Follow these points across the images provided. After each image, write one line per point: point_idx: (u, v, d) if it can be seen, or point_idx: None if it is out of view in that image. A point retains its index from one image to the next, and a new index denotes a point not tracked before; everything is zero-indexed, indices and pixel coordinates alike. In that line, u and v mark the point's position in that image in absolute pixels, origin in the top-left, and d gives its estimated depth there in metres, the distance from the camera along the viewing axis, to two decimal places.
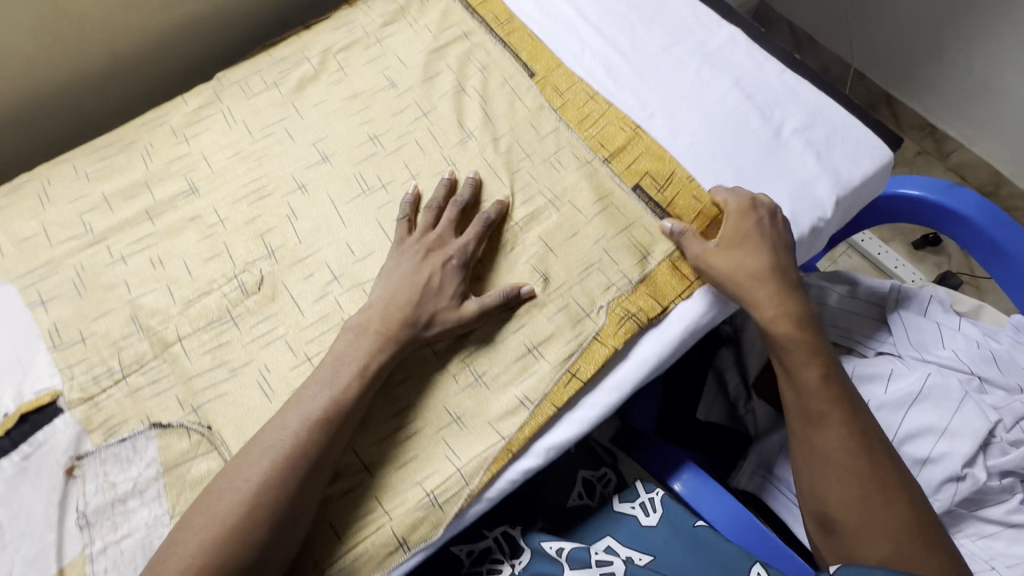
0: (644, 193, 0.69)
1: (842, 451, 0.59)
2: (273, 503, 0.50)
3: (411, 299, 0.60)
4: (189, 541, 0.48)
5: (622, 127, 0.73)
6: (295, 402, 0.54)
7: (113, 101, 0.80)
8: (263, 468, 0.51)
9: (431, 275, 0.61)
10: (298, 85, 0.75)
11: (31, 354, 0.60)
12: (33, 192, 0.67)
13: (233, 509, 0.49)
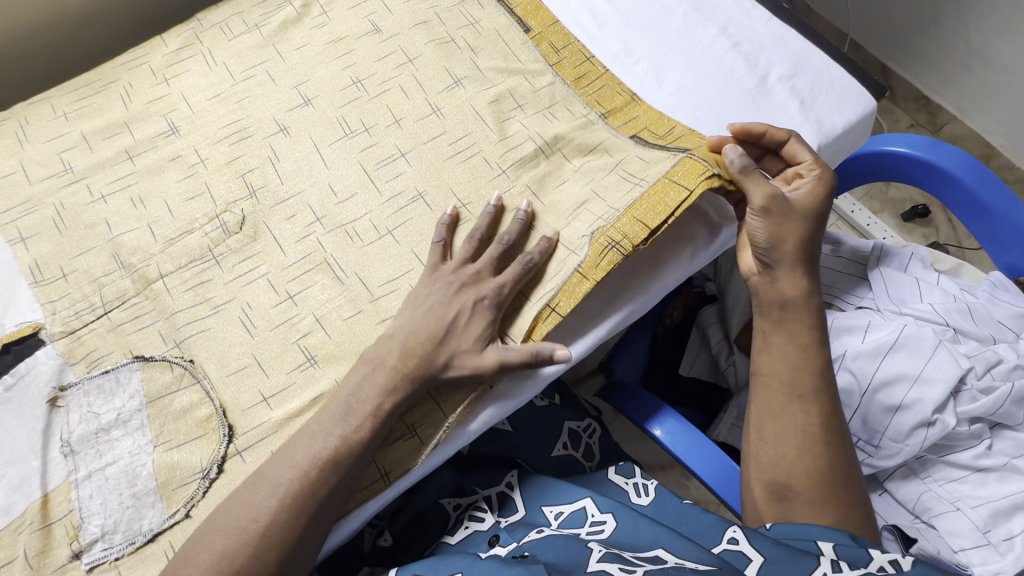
0: (642, 141, 0.68)
1: (819, 429, 0.61)
2: (302, 510, 0.49)
3: (433, 338, 0.55)
4: (217, 541, 0.47)
5: (619, 89, 0.72)
6: (305, 438, 0.52)
7: (97, 47, 0.78)
8: (288, 480, 0.50)
9: (457, 315, 0.56)
10: (279, 29, 0.74)
11: (11, 287, 0.59)
12: (10, 131, 0.67)
13: (273, 513, 0.48)
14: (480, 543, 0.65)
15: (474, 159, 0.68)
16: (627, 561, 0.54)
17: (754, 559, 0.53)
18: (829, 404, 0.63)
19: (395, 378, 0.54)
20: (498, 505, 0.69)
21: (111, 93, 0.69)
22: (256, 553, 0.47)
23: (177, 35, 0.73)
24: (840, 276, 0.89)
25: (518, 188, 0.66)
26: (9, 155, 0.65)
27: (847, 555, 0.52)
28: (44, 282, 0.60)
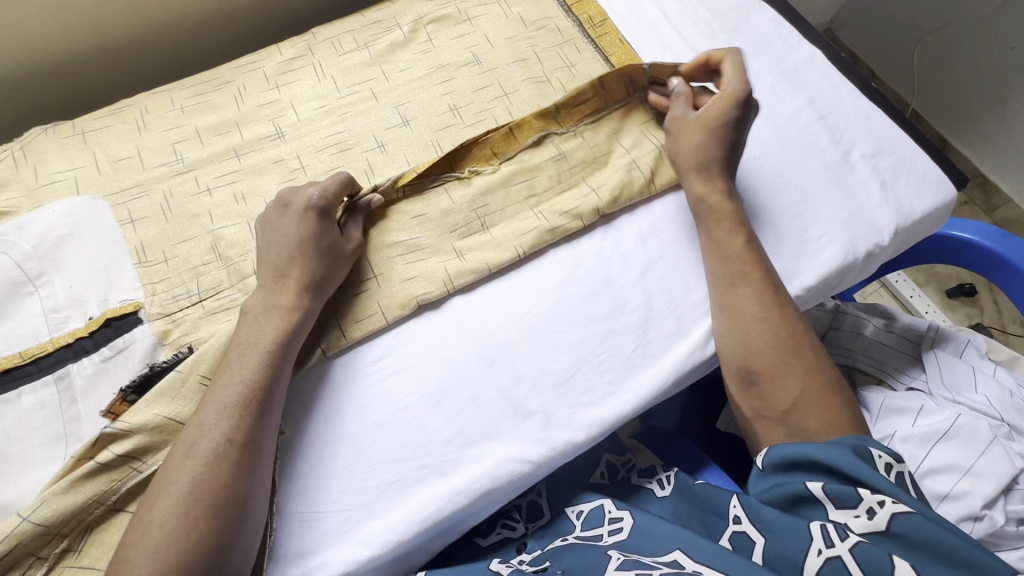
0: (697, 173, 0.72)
1: (758, 303, 0.63)
2: (272, 380, 0.54)
3: (297, 237, 0.60)
4: (205, 416, 0.51)
5: None
6: (270, 236, 0.61)
7: (215, 45, 0.83)
8: (267, 339, 0.55)
9: (307, 235, 0.60)
10: (386, 50, 0.78)
11: (119, 264, 0.63)
12: (132, 117, 0.71)
13: (256, 370, 0.53)
14: (510, 551, 0.66)
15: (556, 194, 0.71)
16: (643, 566, 0.55)
17: (756, 540, 0.55)
18: (764, 278, 0.64)
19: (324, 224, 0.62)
20: (528, 513, 0.71)
21: (225, 93, 0.73)
22: (238, 423, 0.51)
23: (293, 46, 0.77)
24: (868, 339, 0.91)
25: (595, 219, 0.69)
26: (128, 139, 0.70)
27: (839, 493, 0.54)
28: (146, 264, 0.64)
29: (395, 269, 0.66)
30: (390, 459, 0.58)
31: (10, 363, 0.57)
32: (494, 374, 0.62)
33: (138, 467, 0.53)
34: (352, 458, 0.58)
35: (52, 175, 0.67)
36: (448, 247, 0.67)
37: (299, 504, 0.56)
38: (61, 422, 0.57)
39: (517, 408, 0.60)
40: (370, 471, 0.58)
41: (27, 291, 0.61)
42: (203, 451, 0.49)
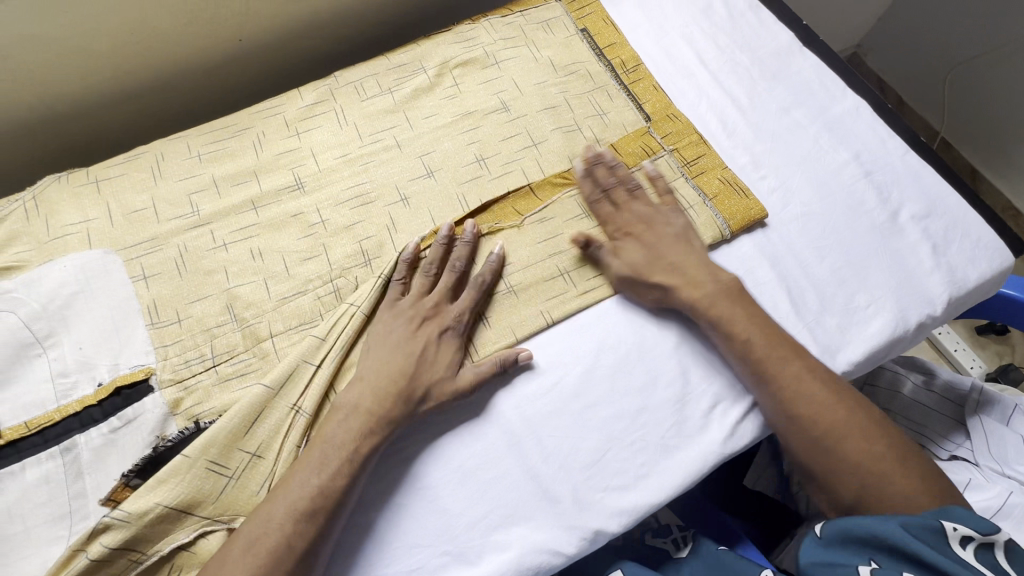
0: (730, 228, 0.68)
1: (795, 394, 0.59)
2: (341, 477, 0.52)
3: (403, 344, 0.59)
4: (277, 502, 0.51)
5: (736, 194, 0.71)
6: (376, 340, 0.60)
7: (234, 85, 0.81)
8: (349, 433, 0.54)
9: (417, 350, 0.59)
10: (411, 95, 0.74)
11: (131, 326, 0.61)
12: (147, 165, 0.69)
13: (337, 464, 0.53)
14: None
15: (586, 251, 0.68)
16: None
17: None
18: (794, 363, 0.60)
19: (419, 322, 0.61)
20: None
21: (242, 140, 0.71)
22: (309, 521, 0.50)
23: (314, 90, 0.74)
24: (909, 399, 0.87)
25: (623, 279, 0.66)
26: (143, 189, 0.67)
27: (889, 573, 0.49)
28: (159, 325, 0.61)
29: None
30: (411, 544, 0.55)
31: (16, 434, 0.55)
32: (518, 451, 0.58)
33: (138, 558, 0.52)
34: (374, 546, 0.55)
35: (64, 227, 0.65)
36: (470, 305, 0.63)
37: None
38: (65, 497, 0.54)
39: (542, 492, 0.57)
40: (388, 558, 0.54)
41: (35, 354, 0.59)
42: (273, 538, 0.49)
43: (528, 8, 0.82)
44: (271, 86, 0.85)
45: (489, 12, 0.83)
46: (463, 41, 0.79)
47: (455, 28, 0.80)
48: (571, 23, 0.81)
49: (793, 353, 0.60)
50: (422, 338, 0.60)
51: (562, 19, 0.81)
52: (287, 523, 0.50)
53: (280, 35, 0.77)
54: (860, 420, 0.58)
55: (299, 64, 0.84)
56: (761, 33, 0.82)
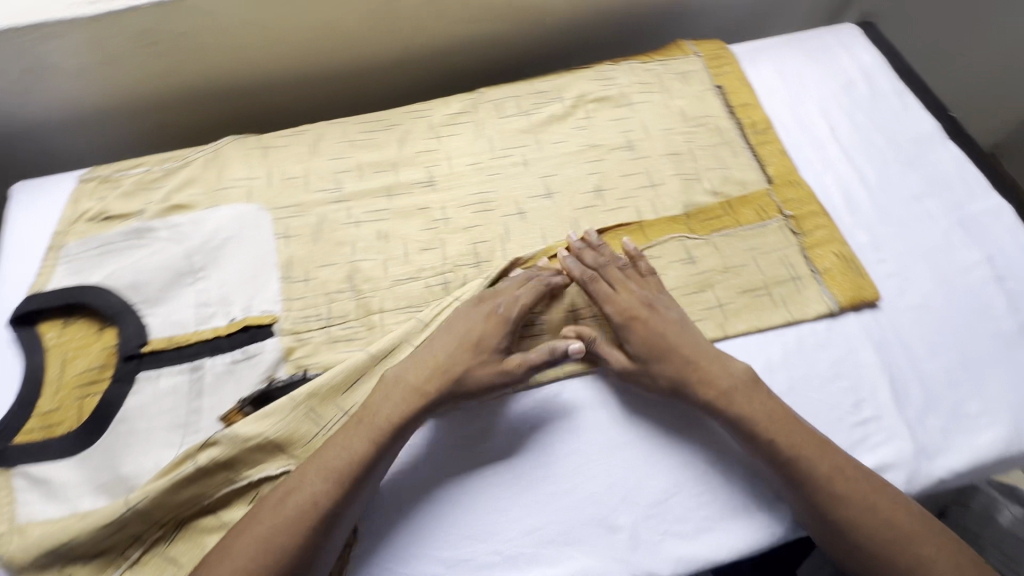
0: (838, 304, 0.67)
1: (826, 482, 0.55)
2: (371, 450, 0.55)
3: (461, 324, 0.62)
4: (310, 465, 0.54)
5: (850, 271, 0.69)
6: (441, 321, 0.64)
7: (390, 83, 0.90)
8: (400, 396, 0.58)
9: (475, 329, 0.62)
10: (545, 121, 0.80)
11: (266, 274, 0.69)
12: (308, 141, 0.78)
13: (368, 438, 0.55)
14: None
15: (685, 296, 0.69)
16: None
17: None
18: (822, 448, 0.57)
19: (479, 304, 0.64)
20: None
21: (389, 134, 0.79)
22: (337, 487, 0.53)
23: (459, 101, 0.82)
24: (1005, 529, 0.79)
25: (717, 329, 0.67)
26: (300, 161, 0.77)
27: None
28: (289, 280, 0.69)
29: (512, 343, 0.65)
30: (465, 535, 0.57)
31: (158, 346, 0.64)
32: (585, 475, 0.59)
33: (234, 478, 0.57)
34: (428, 528, 0.57)
35: (233, 181, 0.75)
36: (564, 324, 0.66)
37: (377, 562, 0.56)
38: (184, 410, 0.61)
39: (599, 520, 0.58)
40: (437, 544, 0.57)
41: (186, 282, 0.68)
42: (303, 497, 0.52)
43: (668, 59, 0.86)
44: (419, 91, 0.94)
45: (630, 56, 0.88)
46: (602, 79, 0.84)
47: (596, 66, 0.85)
48: (708, 78, 0.84)
49: (819, 443, 0.57)
50: (478, 321, 0.62)
51: (701, 73, 0.85)
52: (317, 485, 0.53)
53: (441, 49, 0.86)
54: (908, 512, 0.55)
55: (448, 75, 0.92)
56: (904, 118, 0.81)
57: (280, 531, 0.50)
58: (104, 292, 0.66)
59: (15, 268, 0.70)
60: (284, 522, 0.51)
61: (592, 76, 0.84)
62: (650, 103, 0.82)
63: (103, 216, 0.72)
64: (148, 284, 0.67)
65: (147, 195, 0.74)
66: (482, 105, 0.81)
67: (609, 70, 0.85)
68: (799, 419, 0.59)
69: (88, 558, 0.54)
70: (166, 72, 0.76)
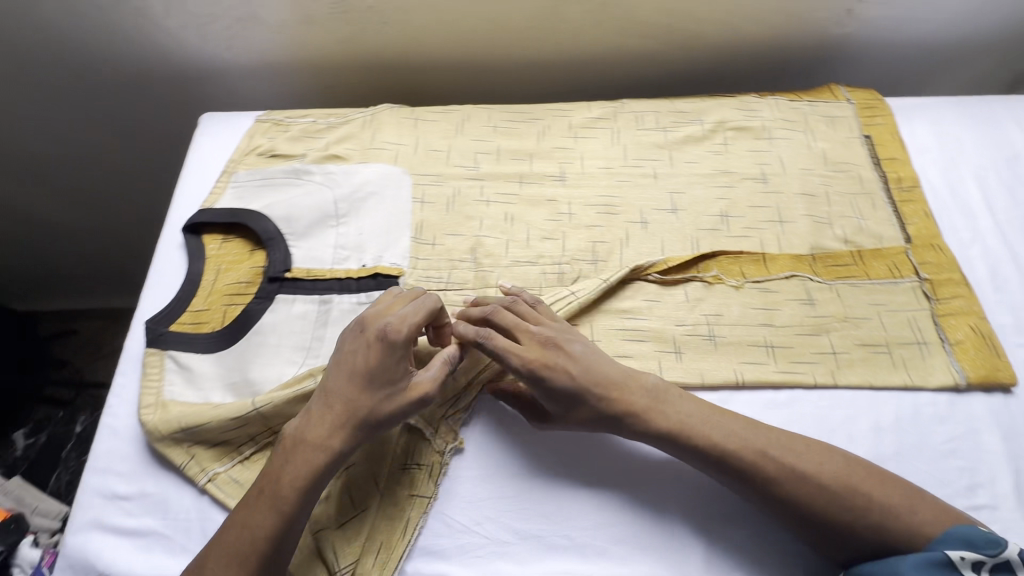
0: (967, 378, 0.64)
1: (768, 465, 0.55)
2: (332, 444, 0.55)
3: (361, 349, 0.57)
4: (283, 453, 0.55)
5: (986, 348, 0.65)
6: (352, 329, 0.58)
7: (534, 81, 0.95)
8: (337, 397, 0.56)
9: (372, 355, 0.56)
10: (682, 140, 0.81)
11: (399, 232, 0.74)
12: (455, 119, 0.84)
13: (330, 433, 0.55)
14: None
15: (798, 335, 0.67)
16: None
17: None
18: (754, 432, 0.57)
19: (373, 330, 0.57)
20: None
21: (530, 126, 0.83)
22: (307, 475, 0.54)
23: (601, 107, 0.85)
24: None
25: (827, 376, 0.65)
26: (445, 136, 0.83)
27: None
28: (418, 241, 0.74)
29: (614, 343, 0.67)
30: (539, 513, 0.59)
31: (297, 275, 0.71)
32: (666, 488, 0.60)
33: None
34: (506, 496, 0.60)
35: (384, 143, 0.82)
36: (670, 337, 0.67)
37: (451, 515, 0.59)
38: (308, 335, 0.67)
39: (671, 539, 0.58)
40: (511, 515, 0.59)
41: (329, 224, 0.75)
42: (283, 483, 0.54)
43: (817, 101, 0.85)
44: (558, 93, 0.98)
45: (778, 92, 0.87)
46: (746, 109, 0.84)
47: (741, 96, 0.85)
48: (857, 126, 0.82)
49: (751, 424, 0.58)
50: (380, 344, 0.56)
51: (850, 120, 0.83)
52: (289, 474, 0.54)
53: (592, 56, 0.90)
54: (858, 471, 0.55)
55: (590, 83, 0.96)
56: None
57: (264, 513, 0.52)
58: (261, 217, 0.74)
59: (193, 184, 0.80)
60: (264, 507, 0.53)
61: (736, 106, 0.84)
62: (791, 141, 0.81)
63: (271, 153, 0.81)
64: (298, 218, 0.74)
65: (309, 142, 0.82)
66: (622, 114, 0.84)
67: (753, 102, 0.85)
68: (736, 418, 0.58)
69: (211, 443, 0.61)
70: (346, 38, 0.85)
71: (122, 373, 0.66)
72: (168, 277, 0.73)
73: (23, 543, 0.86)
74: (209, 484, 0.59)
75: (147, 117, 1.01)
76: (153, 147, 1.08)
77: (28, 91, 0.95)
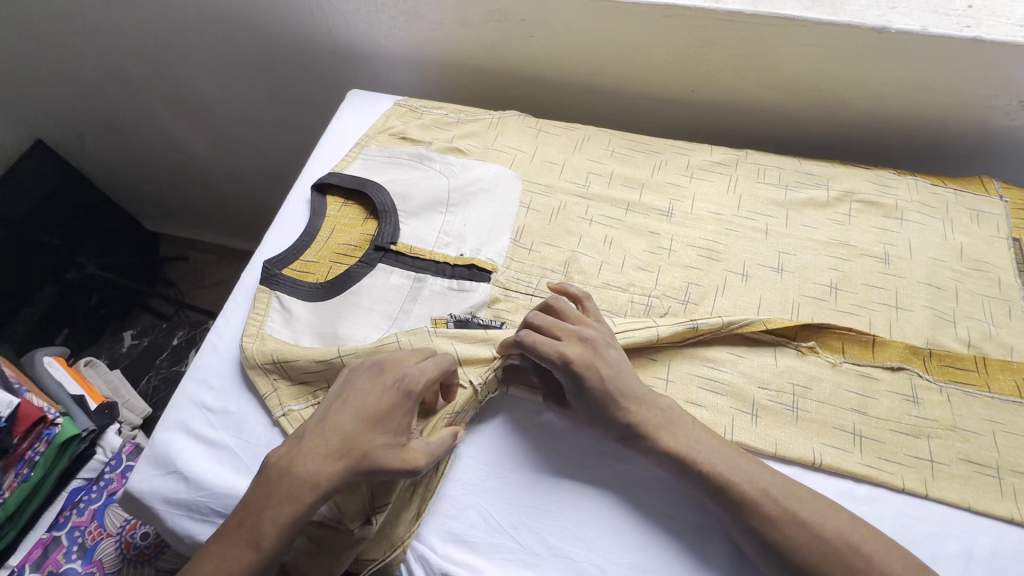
0: None
1: (772, 507, 0.53)
2: (327, 484, 0.53)
3: (375, 392, 0.56)
4: (272, 478, 0.53)
5: None
6: (367, 370, 0.58)
7: (657, 115, 0.96)
8: (341, 437, 0.54)
9: (383, 406, 0.55)
10: (803, 201, 0.78)
11: (501, 231, 0.77)
12: (575, 137, 0.87)
13: (327, 474, 0.53)
14: None
15: (893, 432, 0.62)
16: None
17: None
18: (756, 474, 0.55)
19: (393, 381, 0.56)
20: None
21: (646, 158, 0.84)
22: (293, 512, 0.52)
23: (723, 152, 0.84)
24: None
25: (918, 482, 0.59)
26: (563, 151, 0.85)
27: None
28: (516, 243, 0.76)
29: (688, 388, 0.65)
30: (572, 533, 0.58)
31: (400, 249, 0.75)
32: (711, 551, 0.57)
33: None
34: (544, 507, 0.59)
35: (505, 146, 0.86)
36: (749, 397, 0.64)
37: (484, 507, 0.60)
38: (397, 306, 0.71)
39: None
40: (544, 532, 0.58)
41: (438, 210, 0.80)
42: (272, 511, 0.52)
43: (963, 190, 0.79)
44: (679, 132, 0.98)
45: (919, 174, 0.82)
46: (879, 183, 0.80)
47: (877, 170, 0.81)
48: (1007, 225, 0.75)
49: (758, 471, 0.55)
50: (396, 397, 0.56)
51: (998, 217, 0.76)
52: (276, 504, 0.52)
53: (725, 101, 0.89)
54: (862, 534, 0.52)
55: (714, 127, 0.95)
56: None
57: (249, 537, 0.51)
58: (381, 190, 0.80)
59: (328, 150, 0.88)
60: (251, 530, 0.52)
61: (869, 178, 0.80)
62: (924, 225, 0.76)
63: (401, 136, 0.88)
64: (413, 198, 0.79)
65: (437, 132, 0.88)
66: (744, 162, 0.83)
67: (889, 177, 0.80)
68: (745, 460, 0.56)
69: (294, 381, 0.66)
70: (491, 45, 0.91)
71: (235, 300, 0.74)
72: (289, 227, 0.80)
73: (110, 428, 0.97)
74: (283, 419, 0.64)
75: (300, 84, 1.13)
76: (296, 111, 1.20)
77: (209, 47, 1.09)
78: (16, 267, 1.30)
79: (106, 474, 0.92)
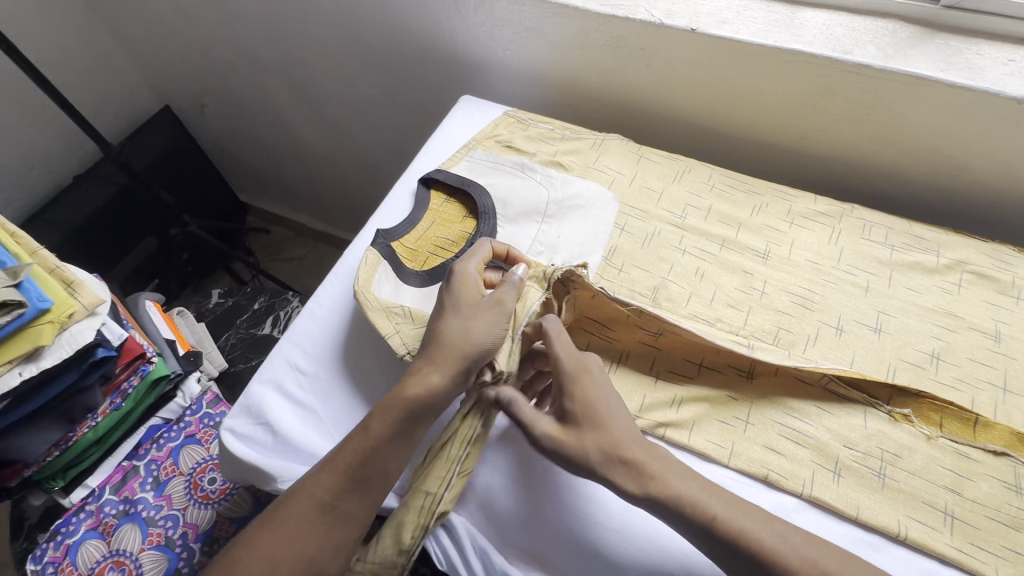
0: None
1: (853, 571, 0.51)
2: (426, 370, 0.59)
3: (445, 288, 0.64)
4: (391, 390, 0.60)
5: None
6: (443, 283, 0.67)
7: (760, 157, 0.95)
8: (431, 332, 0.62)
9: (454, 296, 0.63)
10: (909, 264, 0.76)
11: (593, 248, 0.79)
12: (676, 168, 0.87)
13: (424, 360, 0.59)
14: None
15: (989, 519, 0.58)
16: None
17: None
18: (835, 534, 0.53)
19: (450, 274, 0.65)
20: None
21: (746, 197, 0.83)
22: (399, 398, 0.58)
23: (828, 203, 0.82)
24: None
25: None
26: (662, 179, 0.86)
27: None
28: (607, 262, 0.77)
29: (768, 432, 0.64)
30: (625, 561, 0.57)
31: None
32: None
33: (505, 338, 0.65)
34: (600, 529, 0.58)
35: (605, 167, 0.88)
36: (833, 454, 0.62)
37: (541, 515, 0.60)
38: None
39: None
40: (603, 557, 0.57)
41: (534, 219, 0.82)
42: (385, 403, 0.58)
43: None
44: (779, 176, 0.97)
45: None
46: (996, 257, 0.76)
47: (995, 244, 0.77)
48: None
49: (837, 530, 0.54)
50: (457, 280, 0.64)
51: None
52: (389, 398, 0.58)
53: (835, 152, 0.88)
54: None
55: (817, 177, 0.93)
56: None
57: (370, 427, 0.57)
58: (484, 192, 0.83)
59: (435, 148, 0.93)
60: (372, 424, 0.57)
61: (985, 250, 0.77)
62: None
63: (506, 144, 0.91)
64: (512, 204, 0.82)
65: (541, 146, 0.91)
66: (849, 216, 0.81)
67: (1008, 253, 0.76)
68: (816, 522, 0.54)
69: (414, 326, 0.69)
70: (605, 70, 0.93)
71: (333, 275, 0.79)
72: (392, 215, 0.85)
73: (191, 376, 1.03)
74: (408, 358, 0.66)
75: (410, 84, 1.19)
76: (400, 109, 1.27)
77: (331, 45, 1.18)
78: (130, 217, 1.44)
79: (186, 417, 0.98)
